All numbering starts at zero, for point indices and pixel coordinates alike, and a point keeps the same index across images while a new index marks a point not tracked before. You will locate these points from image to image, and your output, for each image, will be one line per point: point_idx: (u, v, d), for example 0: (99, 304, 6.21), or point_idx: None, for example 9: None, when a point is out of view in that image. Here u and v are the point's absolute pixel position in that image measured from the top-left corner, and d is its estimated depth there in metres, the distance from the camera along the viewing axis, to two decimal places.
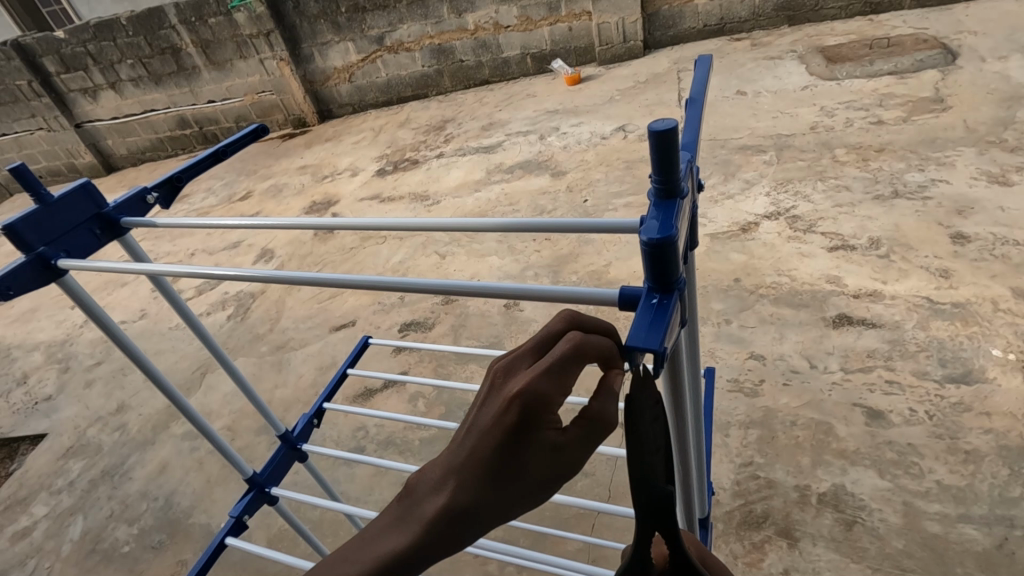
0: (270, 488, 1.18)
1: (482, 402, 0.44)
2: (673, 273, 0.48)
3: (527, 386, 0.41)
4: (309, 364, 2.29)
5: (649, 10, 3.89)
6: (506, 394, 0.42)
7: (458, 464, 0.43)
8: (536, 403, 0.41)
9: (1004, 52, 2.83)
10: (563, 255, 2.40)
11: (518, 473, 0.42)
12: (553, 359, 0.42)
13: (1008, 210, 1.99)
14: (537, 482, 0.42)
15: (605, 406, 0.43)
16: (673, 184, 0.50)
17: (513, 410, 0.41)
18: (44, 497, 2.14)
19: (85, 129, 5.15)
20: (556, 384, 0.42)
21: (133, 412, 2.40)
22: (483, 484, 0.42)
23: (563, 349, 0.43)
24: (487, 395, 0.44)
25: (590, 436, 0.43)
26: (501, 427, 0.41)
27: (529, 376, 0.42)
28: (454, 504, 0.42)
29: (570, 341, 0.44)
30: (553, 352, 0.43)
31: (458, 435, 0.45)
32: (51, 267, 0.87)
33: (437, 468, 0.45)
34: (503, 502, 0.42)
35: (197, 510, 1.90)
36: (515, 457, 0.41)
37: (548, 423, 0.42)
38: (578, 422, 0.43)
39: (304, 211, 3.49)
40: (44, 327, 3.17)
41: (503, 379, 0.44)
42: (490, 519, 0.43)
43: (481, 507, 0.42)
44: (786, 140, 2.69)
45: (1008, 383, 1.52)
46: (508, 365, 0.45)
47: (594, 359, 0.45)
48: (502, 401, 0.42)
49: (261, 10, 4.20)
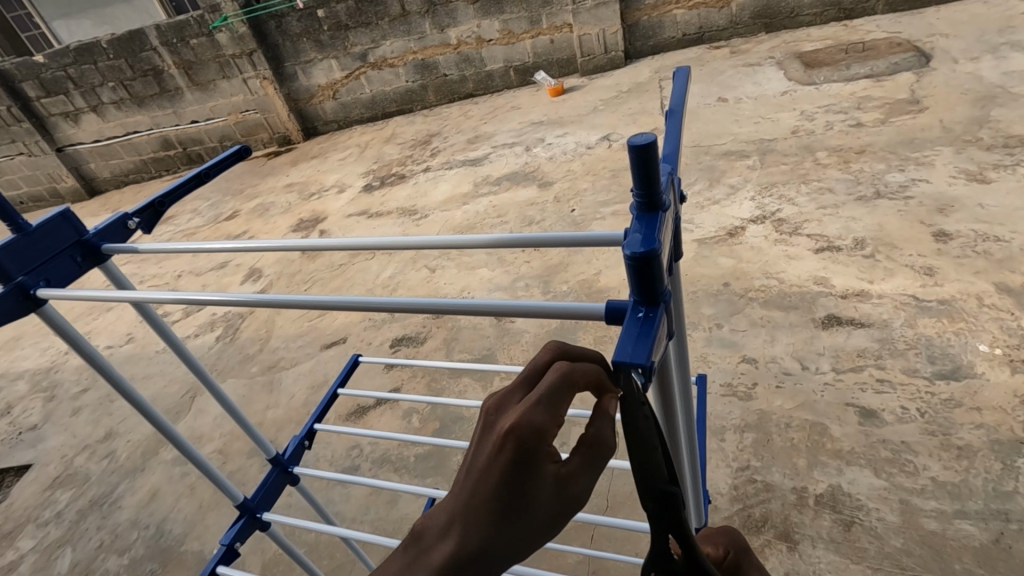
0: (262, 514, 1.15)
1: (479, 441, 0.44)
2: (657, 287, 0.48)
3: (519, 423, 0.41)
4: (301, 383, 2.26)
5: (629, 21, 3.95)
6: (498, 434, 0.42)
7: (462, 506, 0.43)
8: (528, 438, 0.41)
9: (976, 53, 2.89)
10: (553, 265, 2.40)
11: (523, 512, 0.42)
12: (543, 391, 0.42)
13: (988, 207, 2.02)
14: (546, 520, 0.43)
15: (600, 430, 0.44)
16: (654, 197, 0.50)
17: (506, 449, 0.41)
18: (30, 530, 2.09)
19: (67, 153, 5.11)
20: (548, 417, 0.41)
21: (123, 439, 2.36)
22: (487, 527, 0.42)
23: (551, 379, 0.43)
24: (482, 435, 0.44)
25: (592, 463, 0.43)
26: (497, 468, 0.41)
27: (520, 411, 0.41)
28: (464, 550, 0.42)
29: (559, 370, 0.44)
30: (543, 383, 0.43)
31: (457, 476, 0.45)
32: (30, 297, 0.85)
33: (444, 513, 0.45)
34: (513, 543, 0.42)
35: (189, 537, 1.87)
36: (516, 495, 0.42)
37: (548, 457, 0.42)
38: (579, 451, 0.43)
39: (291, 229, 3.47)
40: (28, 356, 3.12)
41: (496, 415, 0.44)
42: (499, 558, 0.42)
43: (491, 552, 0.42)
44: (768, 144, 2.73)
45: (996, 376, 1.54)
46: (499, 401, 0.45)
47: (583, 384, 0.44)
48: (496, 440, 0.42)
49: (244, 30, 4.20)
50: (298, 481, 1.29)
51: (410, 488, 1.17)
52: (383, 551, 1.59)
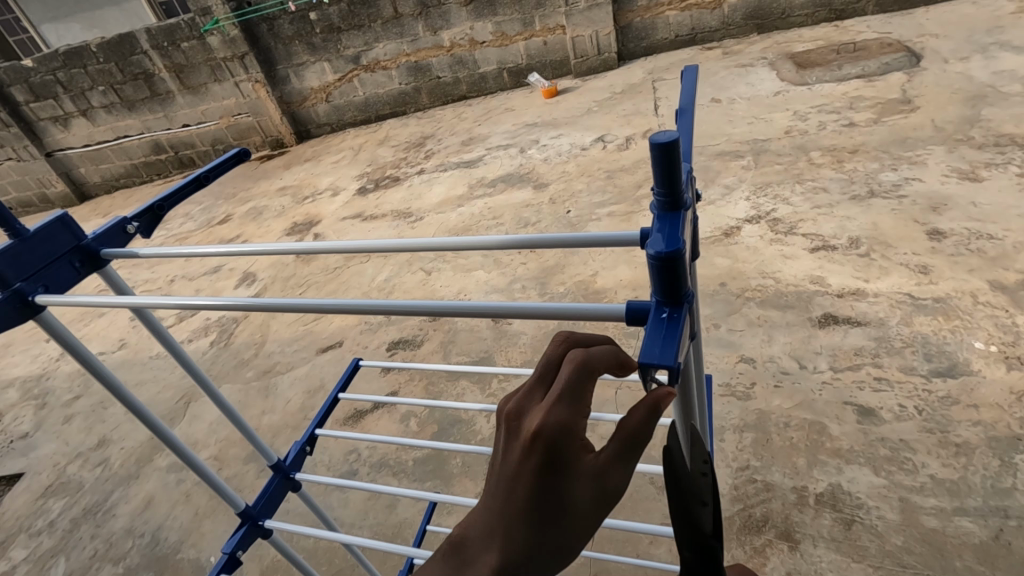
0: (263, 521, 1.13)
1: (505, 448, 0.46)
2: (681, 287, 0.48)
3: (544, 421, 0.43)
4: (297, 388, 2.24)
5: (622, 23, 3.96)
6: (526, 435, 0.44)
7: (499, 513, 0.45)
8: (554, 436, 0.43)
9: (965, 53, 2.91)
10: (549, 267, 2.40)
11: (561, 508, 0.44)
12: (562, 388, 0.44)
13: (981, 205, 2.04)
14: (587, 514, 0.44)
15: (643, 420, 0.45)
16: (676, 196, 0.50)
17: (535, 451, 0.43)
18: (22, 539, 2.06)
19: (56, 158, 5.06)
20: (570, 410, 0.44)
21: (117, 446, 2.33)
22: (527, 528, 0.44)
23: (569, 373, 0.45)
24: (507, 442, 0.46)
25: (629, 449, 0.45)
26: (531, 468, 0.43)
27: (543, 409, 0.44)
28: (509, 556, 0.44)
29: (574, 362, 0.46)
30: (561, 379, 0.45)
31: (492, 485, 0.47)
32: (29, 304, 0.84)
33: (482, 523, 0.47)
34: (557, 543, 0.44)
35: (185, 544, 1.84)
36: (550, 494, 0.43)
37: (580, 449, 0.44)
38: (615, 439, 0.45)
39: (285, 232, 3.45)
40: (18, 363, 3.08)
41: (517, 420, 0.46)
42: (545, 558, 0.44)
43: (532, 556, 0.44)
44: (762, 144, 2.74)
45: (992, 374, 1.54)
46: (519, 406, 0.47)
47: (602, 370, 0.47)
48: (525, 442, 0.44)
49: (235, 33, 4.17)
50: (299, 487, 1.27)
51: (409, 492, 1.14)
52: (383, 556, 1.58)
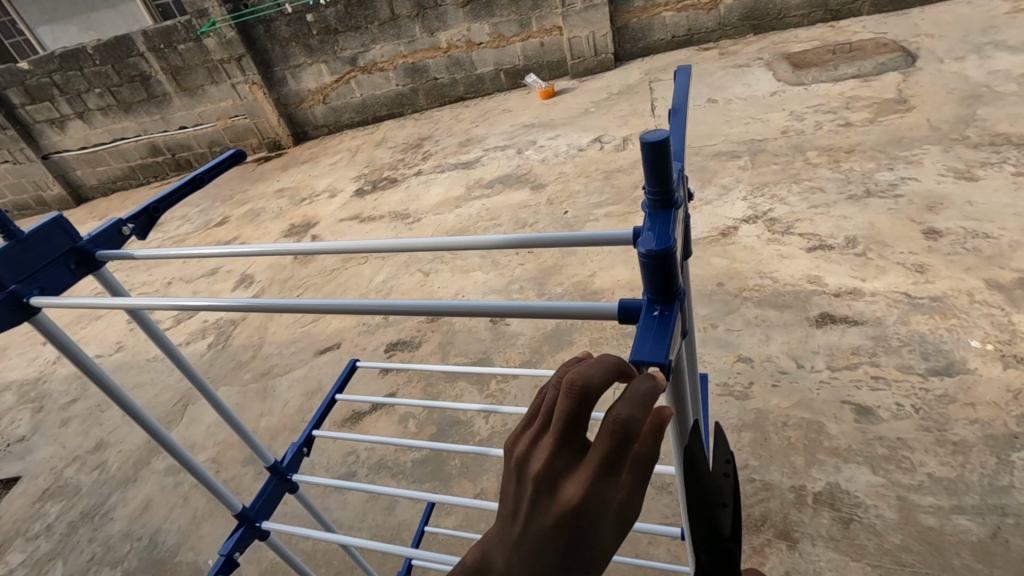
0: (262, 523, 1.13)
1: (534, 505, 0.43)
2: (673, 285, 0.48)
3: (585, 498, 0.41)
4: (295, 390, 2.24)
5: (619, 24, 3.97)
6: (567, 509, 0.41)
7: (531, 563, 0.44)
8: (587, 506, 0.41)
9: (960, 53, 2.93)
10: (547, 267, 2.40)
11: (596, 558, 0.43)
12: (602, 458, 0.41)
13: (977, 204, 2.04)
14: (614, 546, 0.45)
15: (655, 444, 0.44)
16: (668, 194, 0.50)
17: (576, 522, 0.41)
18: (18, 543, 2.05)
19: (53, 160, 5.05)
20: (609, 476, 0.42)
21: (114, 449, 2.32)
22: None
23: (608, 443, 0.41)
24: (537, 501, 0.43)
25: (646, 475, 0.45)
26: (570, 537, 0.42)
27: (585, 483, 0.41)
28: None
29: (615, 431, 0.41)
30: (600, 447, 0.41)
31: (511, 523, 0.45)
32: (24, 306, 0.84)
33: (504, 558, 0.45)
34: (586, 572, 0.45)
35: (183, 548, 1.84)
36: (579, 556, 0.42)
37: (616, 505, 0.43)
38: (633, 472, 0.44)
39: (283, 234, 3.44)
40: (14, 366, 3.07)
41: (548, 482, 0.43)
42: None
43: None
44: (759, 144, 2.75)
45: (989, 372, 1.55)
46: (549, 468, 0.43)
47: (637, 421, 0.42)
48: (563, 513, 0.42)
49: (232, 35, 4.17)
50: (297, 489, 1.27)
51: (407, 493, 1.14)
52: (382, 557, 1.58)
